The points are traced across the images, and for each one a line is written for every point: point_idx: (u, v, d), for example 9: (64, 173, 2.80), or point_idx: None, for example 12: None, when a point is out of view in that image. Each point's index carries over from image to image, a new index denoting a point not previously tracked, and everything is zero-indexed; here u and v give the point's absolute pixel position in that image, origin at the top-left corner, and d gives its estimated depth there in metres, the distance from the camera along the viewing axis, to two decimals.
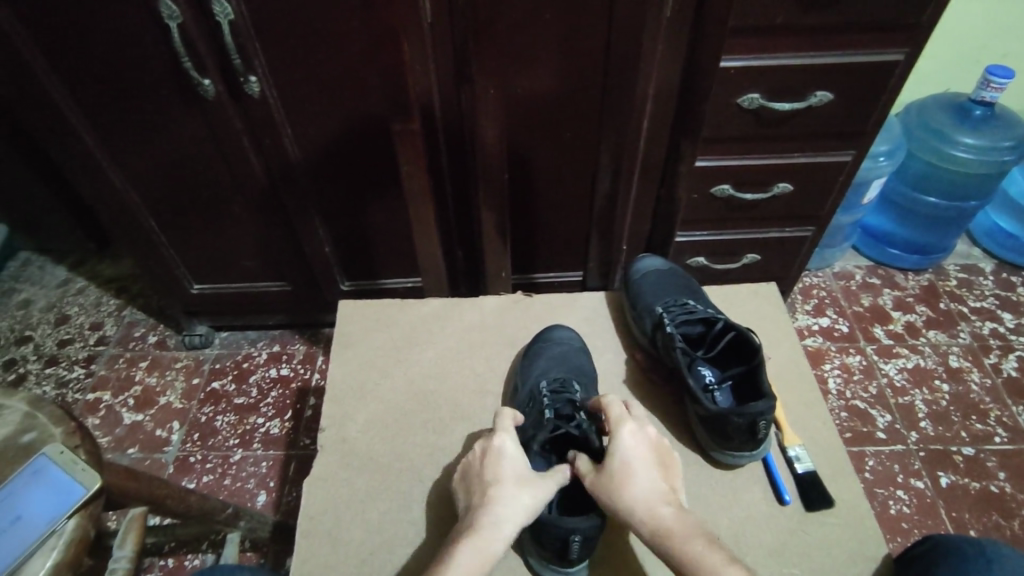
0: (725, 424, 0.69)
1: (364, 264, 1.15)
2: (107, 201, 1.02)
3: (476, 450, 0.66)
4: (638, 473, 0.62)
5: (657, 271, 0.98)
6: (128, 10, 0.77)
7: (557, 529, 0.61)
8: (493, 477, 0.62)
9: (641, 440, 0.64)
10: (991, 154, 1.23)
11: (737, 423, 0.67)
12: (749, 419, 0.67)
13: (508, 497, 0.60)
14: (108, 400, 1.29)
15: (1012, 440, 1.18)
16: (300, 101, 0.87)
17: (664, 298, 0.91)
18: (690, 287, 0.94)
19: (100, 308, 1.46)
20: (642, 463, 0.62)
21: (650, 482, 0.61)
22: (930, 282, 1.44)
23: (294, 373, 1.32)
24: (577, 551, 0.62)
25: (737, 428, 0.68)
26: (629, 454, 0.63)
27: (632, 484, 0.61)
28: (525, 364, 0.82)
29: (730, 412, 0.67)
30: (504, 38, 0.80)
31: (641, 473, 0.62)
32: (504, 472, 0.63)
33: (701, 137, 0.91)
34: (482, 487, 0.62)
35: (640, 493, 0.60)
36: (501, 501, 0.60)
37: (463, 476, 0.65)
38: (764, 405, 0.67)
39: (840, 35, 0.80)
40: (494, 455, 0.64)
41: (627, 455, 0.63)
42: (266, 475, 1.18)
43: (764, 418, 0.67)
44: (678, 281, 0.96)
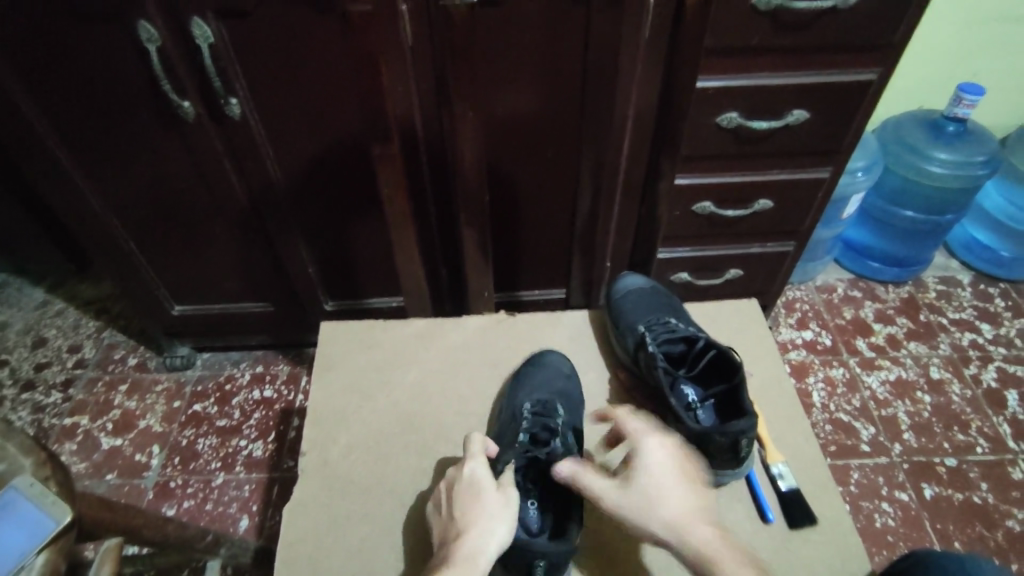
0: (709, 444, 0.69)
1: (348, 284, 1.15)
2: (85, 224, 1.01)
3: (447, 483, 0.67)
4: (662, 484, 0.61)
5: (638, 289, 0.98)
6: (107, 34, 0.77)
7: (523, 554, 0.60)
8: (464, 504, 0.63)
9: (665, 451, 0.64)
10: (964, 169, 1.26)
11: (721, 442, 0.67)
12: (731, 438, 0.67)
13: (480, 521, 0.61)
14: (86, 424, 1.27)
15: (993, 450, 1.19)
16: (281, 123, 0.87)
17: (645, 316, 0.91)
18: (672, 305, 0.94)
19: (79, 330, 1.43)
20: (665, 472, 0.62)
21: (674, 490, 0.60)
22: (909, 294, 1.46)
23: (277, 394, 1.30)
24: (543, 575, 0.61)
25: (720, 448, 0.68)
26: (652, 462, 0.63)
27: (656, 493, 0.60)
28: (509, 385, 0.83)
29: (714, 432, 0.67)
30: (484, 60, 0.81)
31: (665, 482, 0.61)
32: (474, 498, 0.63)
33: (680, 156, 0.92)
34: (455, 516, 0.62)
35: (664, 505, 0.59)
36: (475, 528, 0.60)
37: (438, 509, 0.65)
38: (747, 424, 0.67)
39: (814, 56, 0.82)
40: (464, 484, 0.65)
41: (651, 467, 0.62)
42: (249, 499, 1.16)
43: (745, 436, 0.67)
44: (659, 298, 0.95)
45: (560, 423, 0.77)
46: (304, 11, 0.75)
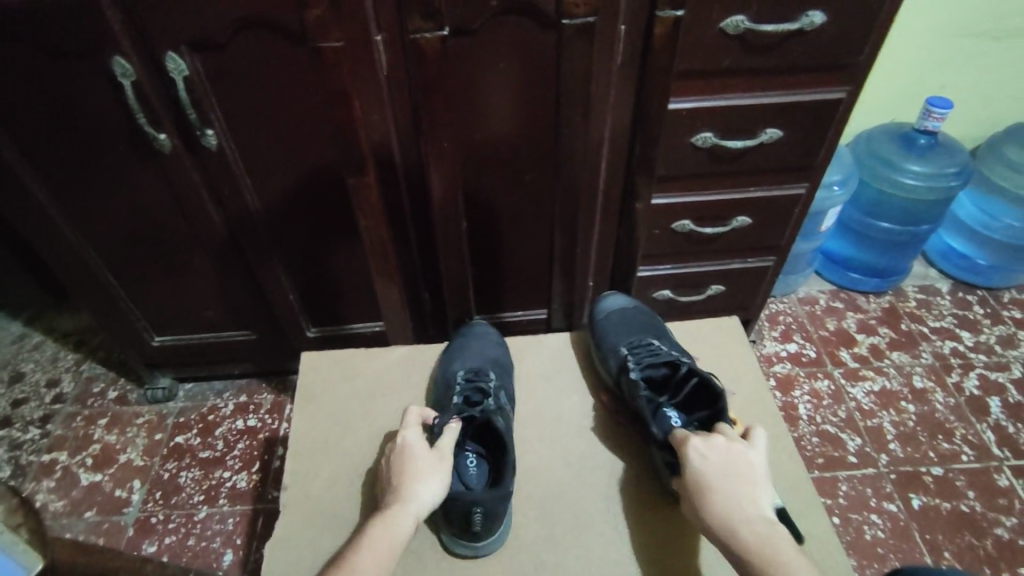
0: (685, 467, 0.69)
1: (330, 310, 1.14)
2: (61, 257, 0.99)
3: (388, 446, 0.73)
4: (717, 486, 0.63)
5: (623, 312, 0.99)
6: (80, 68, 0.76)
7: (461, 502, 0.68)
8: (401, 462, 0.70)
9: (713, 452, 0.66)
10: (937, 180, 1.29)
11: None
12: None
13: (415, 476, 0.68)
14: (65, 461, 1.24)
15: (978, 458, 1.20)
16: (258, 152, 0.87)
17: (629, 339, 0.91)
18: (658, 328, 0.95)
19: (57, 364, 1.41)
20: (715, 474, 0.64)
21: (730, 494, 0.62)
22: (890, 303, 1.48)
23: (261, 424, 1.28)
24: (480, 523, 0.68)
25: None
26: (701, 465, 0.65)
27: (709, 497, 0.63)
28: (446, 357, 0.91)
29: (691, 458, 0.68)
30: (460, 86, 0.82)
31: (716, 483, 0.63)
32: (409, 458, 0.70)
33: (657, 175, 0.93)
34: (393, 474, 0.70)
35: (721, 506, 0.62)
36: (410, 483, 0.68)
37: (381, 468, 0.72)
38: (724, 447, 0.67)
39: (784, 76, 0.83)
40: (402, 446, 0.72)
41: (702, 469, 0.64)
42: (233, 532, 1.14)
43: None
44: (644, 322, 0.96)
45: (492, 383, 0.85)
46: (278, 42, 0.75)
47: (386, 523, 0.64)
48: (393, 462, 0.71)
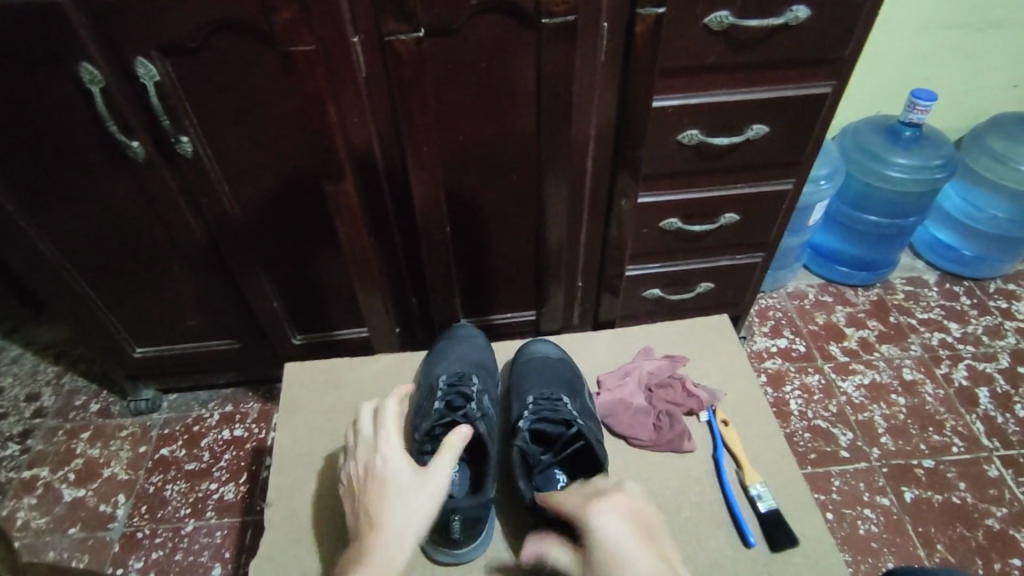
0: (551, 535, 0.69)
1: (315, 316, 1.12)
2: (35, 270, 0.97)
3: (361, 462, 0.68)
4: (626, 548, 0.56)
5: (542, 359, 0.89)
6: (46, 76, 0.74)
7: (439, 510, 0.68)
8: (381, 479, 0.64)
9: (614, 513, 0.60)
10: (924, 172, 1.29)
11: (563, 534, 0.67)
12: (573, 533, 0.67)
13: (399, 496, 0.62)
14: (47, 476, 1.21)
15: (969, 449, 1.20)
16: (235, 158, 0.85)
17: (536, 390, 0.84)
18: (570, 384, 0.85)
19: (36, 377, 1.38)
20: (619, 536, 0.57)
21: (639, 558, 0.56)
22: (879, 296, 1.48)
23: (247, 434, 1.26)
24: (458, 530, 0.68)
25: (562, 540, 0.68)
26: (605, 528, 0.58)
27: (620, 562, 0.55)
28: (431, 361, 0.90)
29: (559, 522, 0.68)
30: (440, 87, 0.80)
31: (622, 546, 0.56)
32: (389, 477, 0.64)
33: (642, 174, 0.92)
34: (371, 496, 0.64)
35: (647, 568, 0.55)
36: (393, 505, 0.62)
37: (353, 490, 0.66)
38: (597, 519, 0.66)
39: (768, 72, 0.82)
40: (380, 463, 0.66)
41: (609, 532, 0.58)
42: (221, 545, 1.11)
43: None
44: (553, 373, 0.86)
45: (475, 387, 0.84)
46: (251, 45, 0.73)
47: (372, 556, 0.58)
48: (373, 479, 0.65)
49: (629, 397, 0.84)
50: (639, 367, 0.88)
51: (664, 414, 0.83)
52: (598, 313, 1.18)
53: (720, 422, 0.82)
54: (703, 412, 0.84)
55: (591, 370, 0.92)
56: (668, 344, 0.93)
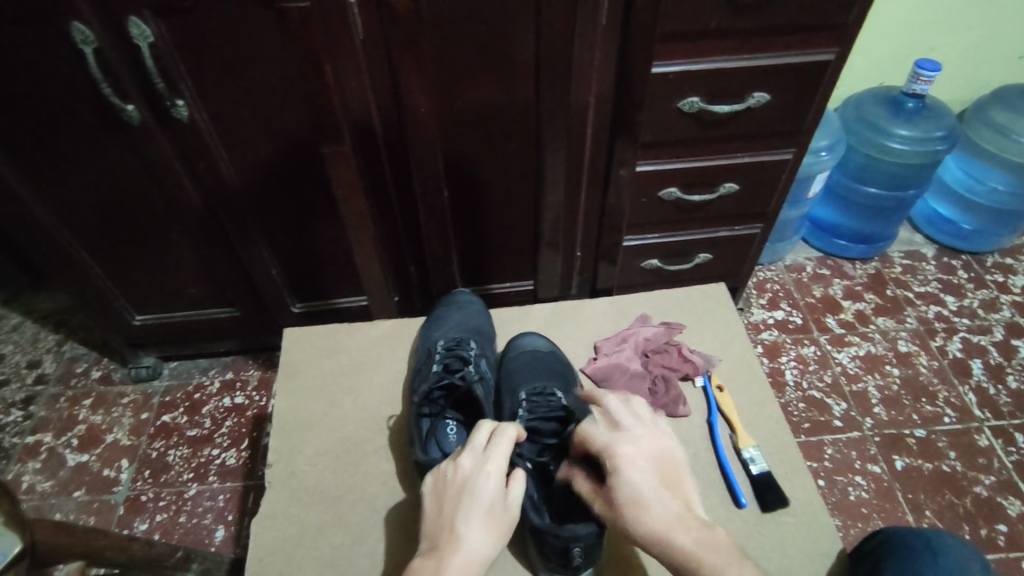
0: (545, 542, 0.65)
1: (313, 285, 1.12)
2: (32, 235, 0.96)
3: (454, 468, 0.61)
4: (642, 504, 0.58)
5: (532, 353, 0.87)
6: (38, 35, 0.73)
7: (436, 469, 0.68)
8: (479, 493, 0.59)
9: (637, 454, 0.61)
10: (924, 144, 1.28)
11: (554, 543, 0.64)
12: (563, 543, 0.64)
13: (493, 519, 0.58)
14: (50, 442, 1.23)
15: (960, 419, 1.22)
16: (232, 123, 0.84)
17: (527, 385, 0.82)
18: (563, 377, 0.83)
19: (37, 345, 1.38)
20: (642, 484, 0.59)
21: (657, 502, 0.58)
22: (876, 269, 1.48)
23: (248, 401, 1.28)
24: None
25: (553, 549, 0.65)
26: (627, 477, 0.59)
27: (640, 509, 0.58)
28: (429, 327, 0.91)
29: (548, 532, 0.64)
30: (438, 51, 0.79)
31: (646, 494, 0.58)
32: (486, 495, 0.59)
33: (641, 143, 0.92)
34: (462, 510, 0.58)
35: (656, 519, 0.57)
36: (482, 527, 0.57)
37: (435, 495, 0.61)
38: (583, 530, 0.64)
39: (771, 37, 0.81)
40: (480, 478, 0.60)
41: (628, 478, 0.59)
42: (224, 509, 1.13)
43: (579, 542, 0.64)
44: (546, 366, 0.85)
45: (472, 352, 0.85)
46: (245, 4, 0.71)
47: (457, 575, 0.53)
48: (468, 493, 0.59)
49: (625, 363, 0.85)
50: (635, 334, 0.89)
51: (659, 378, 0.84)
52: (595, 282, 1.19)
53: (715, 388, 0.83)
54: (698, 377, 0.85)
55: (588, 336, 0.92)
56: (665, 312, 0.94)
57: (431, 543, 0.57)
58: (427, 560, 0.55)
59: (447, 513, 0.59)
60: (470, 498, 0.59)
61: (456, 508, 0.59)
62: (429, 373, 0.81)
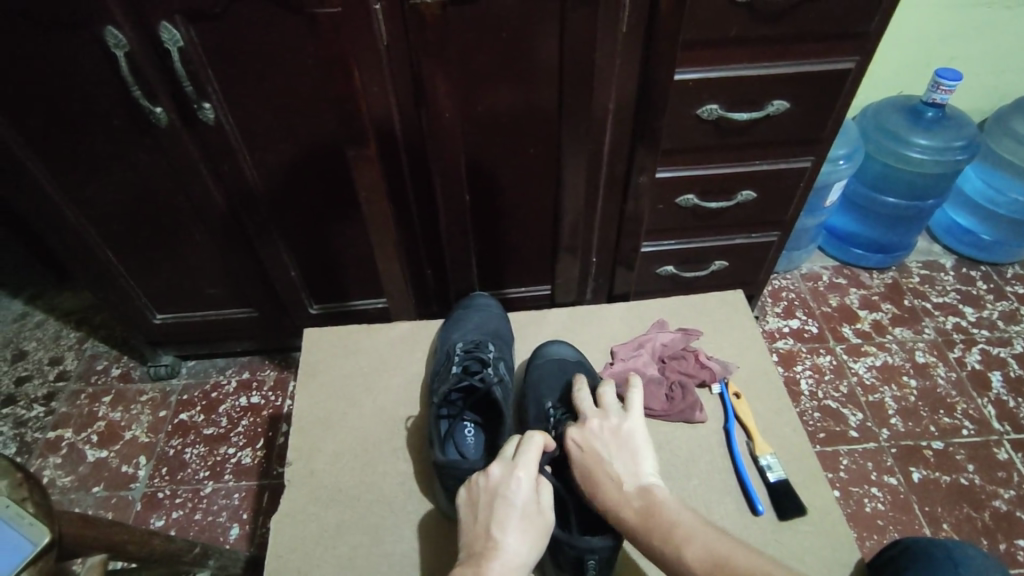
0: (560, 552, 0.66)
1: (332, 287, 1.13)
2: (59, 234, 0.98)
3: (485, 476, 0.62)
4: (595, 479, 0.63)
5: (557, 362, 0.87)
6: (71, 38, 0.75)
7: (456, 471, 0.68)
8: (512, 497, 0.60)
9: (589, 436, 0.67)
10: (944, 154, 1.27)
11: (568, 553, 0.64)
12: (577, 553, 0.64)
13: (528, 525, 0.58)
14: (71, 437, 1.25)
15: (979, 432, 1.21)
16: (256, 126, 0.86)
17: (551, 394, 0.82)
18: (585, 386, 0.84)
19: (59, 342, 1.41)
20: (593, 462, 0.65)
21: (605, 476, 0.63)
22: (893, 279, 1.47)
23: (264, 401, 1.29)
24: None
25: (567, 559, 0.65)
26: (579, 461, 0.66)
27: (593, 485, 0.63)
28: (448, 328, 0.92)
29: (563, 541, 0.65)
30: (460, 57, 0.80)
31: (596, 470, 0.64)
32: (520, 501, 0.60)
33: (660, 149, 0.92)
34: (497, 518, 0.59)
35: (605, 494, 0.62)
36: (518, 533, 0.58)
37: (468, 504, 0.61)
38: (598, 542, 0.63)
39: (792, 45, 0.81)
40: (511, 482, 0.61)
41: (580, 462, 0.66)
42: (239, 507, 1.14)
43: (594, 555, 0.63)
44: (569, 374, 0.85)
45: (490, 354, 0.86)
46: (273, 10, 0.73)
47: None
48: (501, 499, 0.60)
49: (642, 368, 0.85)
50: (652, 340, 0.89)
51: (676, 384, 0.84)
52: (611, 288, 1.19)
53: (732, 395, 0.84)
54: (715, 383, 0.85)
55: (604, 341, 0.93)
56: (682, 318, 0.94)
57: (468, 551, 0.57)
58: (467, 569, 0.55)
59: (482, 521, 0.59)
60: (502, 504, 0.60)
61: (491, 515, 0.59)
62: (448, 375, 0.81)
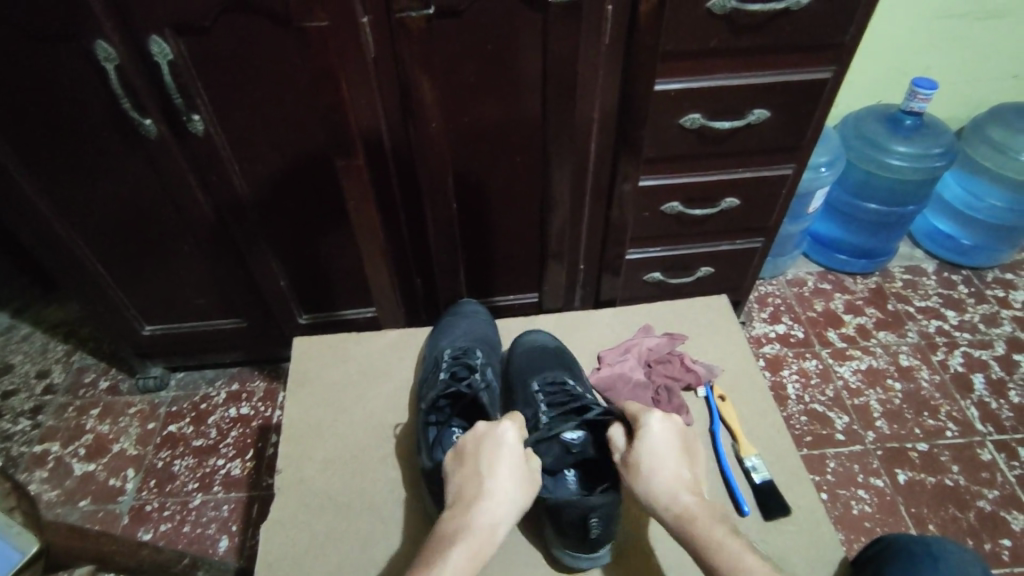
0: (562, 516, 0.67)
1: (322, 297, 1.14)
2: (47, 246, 0.98)
3: (473, 433, 0.67)
4: (663, 460, 0.65)
5: (542, 349, 0.89)
6: (60, 52, 0.75)
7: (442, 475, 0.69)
8: (497, 457, 0.64)
9: (670, 427, 0.67)
10: (923, 161, 1.30)
11: (571, 515, 0.65)
12: (581, 513, 0.65)
13: (515, 487, 0.63)
14: (58, 451, 1.24)
15: (962, 433, 1.23)
16: (243, 138, 0.86)
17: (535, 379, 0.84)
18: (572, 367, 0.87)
19: (47, 355, 1.40)
20: (665, 448, 0.66)
21: (672, 466, 0.65)
22: (877, 284, 1.49)
23: (254, 412, 1.29)
24: None
25: (569, 522, 0.66)
26: (654, 441, 0.66)
27: (656, 466, 0.65)
28: (437, 335, 0.93)
29: (566, 503, 0.66)
30: (445, 69, 0.81)
31: (665, 455, 0.65)
32: (509, 452, 0.65)
33: (643, 157, 0.94)
34: (485, 469, 0.64)
35: (665, 482, 0.64)
36: (506, 481, 0.63)
37: (455, 458, 0.66)
38: (599, 499, 0.65)
39: (770, 55, 0.83)
40: (499, 438, 0.66)
41: (655, 441, 0.66)
42: (228, 519, 1.14)
43: (597, 512, 0.65)
44: (553, 358, 0.87)
45: (477, 361, 0.86)
46: (261, 24, 0.74)
47: (470, 556, 0.57)
48: (487, 462, 0.64)
49: (629, 372, 0.87)
50: (639, 345, 0.90)
51: (662, 388, 0.85)
52: (599, 295, 1.21)
53: (717, 398, 0.85)
54: (700, 387, 0.86)
55: (592, 347, 0.94)
56: (668, 323, 0.95)
57: (456, 497, 0.63)
58: (459, 514, 0.60)
59: (468, 469, 0.64)
60: (489, 465, 0.64)
61: (479, 464, 0.64)
62: (436, 381, 0.82)
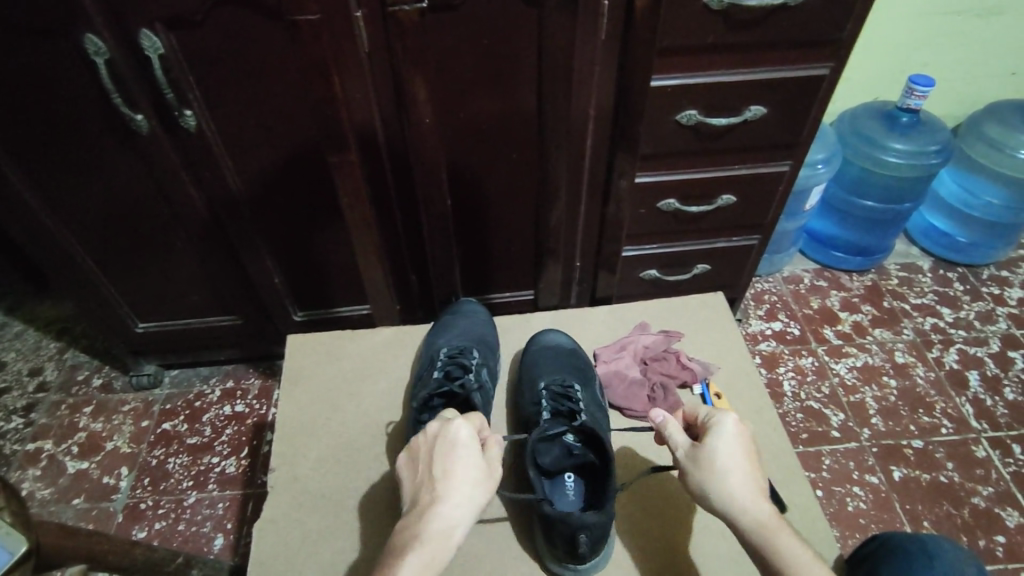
0: (552, 528, 0.68)
1: (317, 294, 1.13)
2: (38, 242, 0.97)
3: (425, 435, 0.66)
4: (740, 463, 0.63)
5: (554, 350, 0.88)
6: (49, 46, 0.74)
7: None
8: (451, 458, 0.63)
9: (744, 431, 0.66)
10: (919, 158, 1.30)
11: (561, 530, 0.66)
12: (571, 530, 0.65)
13: (469, 484, 0.61)
14: (51, 449, 1.23)
15: (957, 430, 1.23)
16: (236, 134, 0.86)
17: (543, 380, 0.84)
18: (580, 371, 0.86)
19: (39, 352, 1.39)
20: (741, 452, 0.64)
21: (748, 471, 0.63)
22: (873, 281, 1.49)
23: (249, 409, 1.28)
24: None
25: (560, 535, 0.67)
26: (731, 443, 0.64)
27: (732, 469, 0.63)
28: (433, 333, 0.93)
29: (557, 519, 0.66)
30: (439, 64, 0.81)
31: (742, 459, 0.63)
32: (462, 450, 0.63)
33: (639, 154, 0.94)
34: (439, 470, 0.62)
35: (741, 487, 0.62)
36: (460, 480, 0.61)
37: (410, 462, 0.65)
38: (591, 519, 0.65)
39: (766, 52, 0.83)
40: (450, 437, 0.64)
41: (731, 443, 0.64)
42: (223, 517, 1.13)
43: (586, 531, 0.65)
44: (559, 361, 0.86)
45: (474, 361, 0.86)
46: (253, 18, 0.73)
47: (425, 563, 0.56)
48: (438, 463, 0.63)
49: (625, 370, 0.88)
50: (635, 342, 0.90)
51: (657, 386, 0.85)
52: (595, 292, 1.20)
53: (713, 395, 0.85)
54: (696, 385, 0.86)
55: (588, 344, 0.94)
56: (665, 321, 0.95)
57: (411, 503, 0.62)
58: (412, 519, 0.60)
59: (422, 472, 0.64)
60: (441, 467, 0.62)
61: (433, 466, 0.63)
62: (430, 380, 0.82)
